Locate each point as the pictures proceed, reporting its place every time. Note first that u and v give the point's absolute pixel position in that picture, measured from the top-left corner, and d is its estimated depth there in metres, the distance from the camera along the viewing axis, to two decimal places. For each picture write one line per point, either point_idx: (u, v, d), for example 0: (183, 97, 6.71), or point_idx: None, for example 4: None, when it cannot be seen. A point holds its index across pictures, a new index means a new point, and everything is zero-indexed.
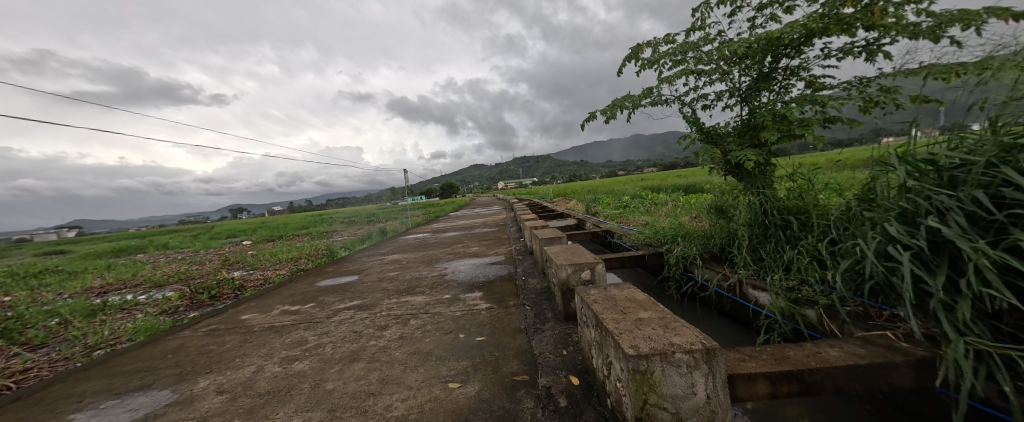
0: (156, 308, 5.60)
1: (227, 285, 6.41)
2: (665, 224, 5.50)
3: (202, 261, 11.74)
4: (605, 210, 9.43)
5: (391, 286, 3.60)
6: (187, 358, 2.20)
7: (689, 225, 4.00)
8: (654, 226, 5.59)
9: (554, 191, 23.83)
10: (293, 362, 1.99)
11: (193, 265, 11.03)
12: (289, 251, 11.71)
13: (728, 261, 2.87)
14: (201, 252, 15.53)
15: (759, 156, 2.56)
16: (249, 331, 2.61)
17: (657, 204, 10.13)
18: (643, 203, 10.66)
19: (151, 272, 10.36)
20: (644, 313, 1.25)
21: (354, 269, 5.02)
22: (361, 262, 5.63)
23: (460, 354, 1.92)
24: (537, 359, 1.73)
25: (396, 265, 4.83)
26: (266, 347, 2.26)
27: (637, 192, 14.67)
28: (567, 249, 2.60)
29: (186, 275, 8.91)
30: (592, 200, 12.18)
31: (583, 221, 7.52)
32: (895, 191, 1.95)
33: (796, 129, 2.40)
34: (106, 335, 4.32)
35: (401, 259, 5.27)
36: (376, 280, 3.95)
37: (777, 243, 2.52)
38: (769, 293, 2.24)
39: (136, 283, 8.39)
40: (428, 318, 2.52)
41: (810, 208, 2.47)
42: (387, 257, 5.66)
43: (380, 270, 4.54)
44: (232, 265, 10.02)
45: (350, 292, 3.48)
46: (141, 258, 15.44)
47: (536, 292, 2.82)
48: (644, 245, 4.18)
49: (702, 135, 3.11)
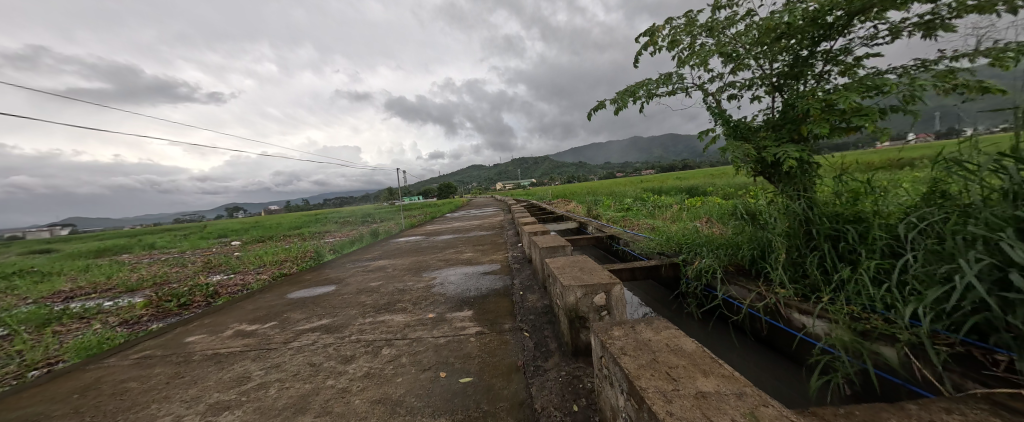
0: (118, 318, 5.09)
1: (200, 292, 5.91)
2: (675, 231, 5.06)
3: (185, 263, 11.19)
4: (607, 213, 9.03)
5: (368, 301, 3.13)
6: (93, 402, 1.74)
7: (708, 232, 3.56)
8: (663, 232, 5.16)
9: (552, 193, 23.35)
10: (220, 412, 1.54)
11: (174, 268, 10.49)
12: (277, 253, 11.21)
13: (759, 276, 2.43)
14: (187, 253, 14.96)
15: (806, 152, 2.09)
16: (187, 360, 2.14)
17: (660, 207, 9.73)
18: (646, 206, 10.28)
19: (128, 274, 9.82)
20: (706, 384, 0.81)
21: (335, 277, 4.56)
22: (344, 268, 5.17)
23: (437, 403, 1.48)
24: (538, 418, 1.30)
25: (380, 274, 4.37)
26: (196, 387, 1.79)
27: (638, 194, 14.30)
28: (574, 262, 2.17)
29: (163, 279, 8.39)
30: (592, 202, 11.79)
31: (585, 224, 7.10)
32: (1000, 197, 1.48)
33: (854, 119, 1.93)
34: (49, 351, 3.82)
35: (387, 266, 4.79)
36: (354, 292, 3.49)
37: (824, 257, 2.06)
38: (822, 322, 1.80)
39: (108, 289, 7.86)
40: (404, 347, 2.07)
41: (867, 216, 2.00)
42: (372, 263, 5.19)
43: (362, 279, 4.07)
44: (215, 268, 9.51)
45: (321, 308, 3.02)
46: (124, 259, 14.86)
47: (536, 313, 2.38)
48: (656, 254, 3.76)
49: (729, 128, 2.65)
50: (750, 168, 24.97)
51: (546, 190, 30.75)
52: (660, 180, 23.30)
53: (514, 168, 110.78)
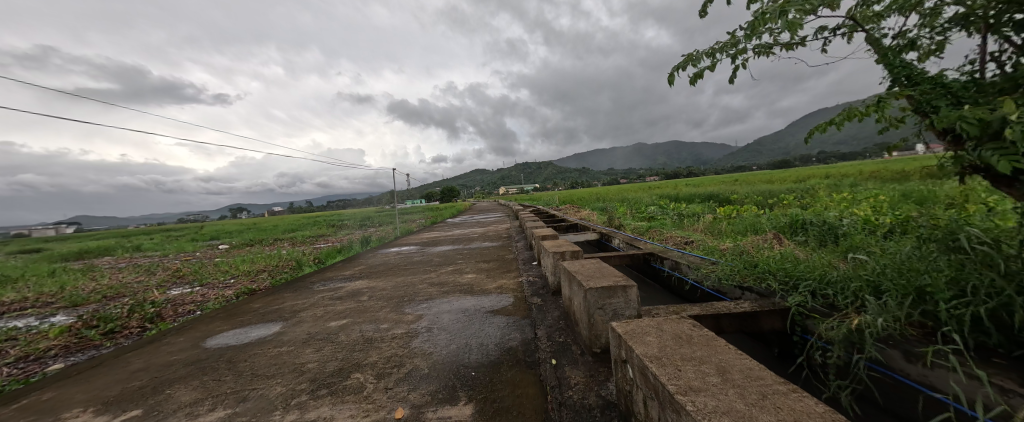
0: (16, 350, 3.93)
1: (138, 315, 4.77)
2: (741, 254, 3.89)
3: (156, 271, 10.09)
4: (629, 223, 7.91)
5: (309, 365, 1.98)
6: None
7: (823, 265, 2.45)
8: (724, 254, 3.97)
9: (559, 198, 22.08)
10: None
11: (141, 276, 9.35)
12: (258, 260, 10.07)
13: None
14: (167, 258, 13.85)
15: None
16: None
17: (687, 216, 8.64)
18: (670, 214, 9.19)
19: (85, 283, 8.64)
20: None
21: (291, 303, 3.41)
22: (309, 289, 4.01)
23: None
24: None
25: (350, 304, 3.23)
26: None
27: (654, 201, 13.23)
28: (689, 346, 1.07)
29: (117, 291, 7.25)
30: (607, 210, 10.69)
31: (609, 236, 5.96)
32: None
33: None
34: None
35: (362, 292, 3.63)
36: (299, 342, 2.34)
37: None
38: None
39: (48, 303, 6.69)
40: None
41: None
42: (347, 285, 4.04)
43: (322, 315, 2.92)
44: (183, 278, 8.36)
45: (232, 379, 1.88)
46: (100, 263, 13.82)
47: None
48: (741, 293, 2.63)
49: (923, 91, 1.54)
50: (769, 175, 23.61)
51: (553, 196, 29.42)
52: (674, 188, 22.02)
53: (517, 173, 109.65)
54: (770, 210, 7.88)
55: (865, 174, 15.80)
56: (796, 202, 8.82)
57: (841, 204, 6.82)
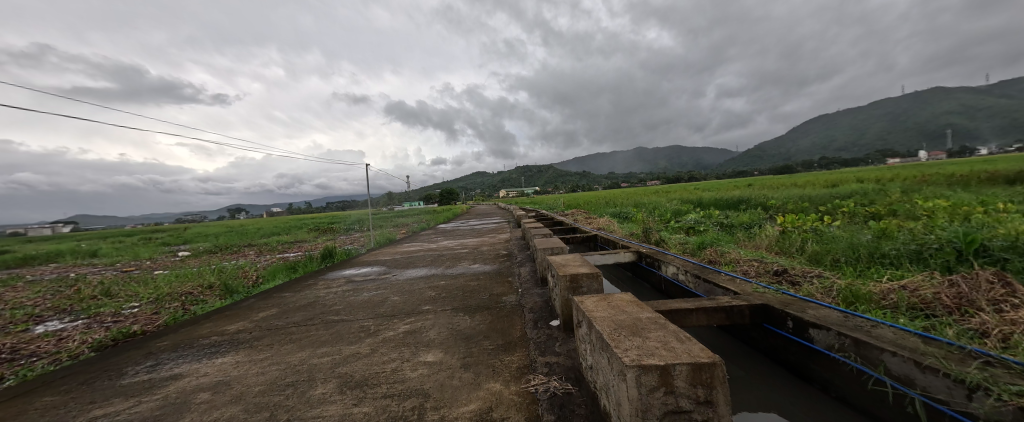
0: None
1: None
2: (972, 333, 1.94)
3: (67, 289, 8.05)
4: (667, 236, 5.99)
5: None
6: None
7: None
8: (929, 328, 2.03)
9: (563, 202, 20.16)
10: None
11: (38, 297, 7.32)
12: (195, 276, 8.05)
13: None
14: (108, 268, 11.82)
15: None
16: None
17: (736, 229, 6.74)
18: (710, 224, 7.30)
19: None
20: None
21: None
22: (111, 381, 2.02)
23: None
24: None
25: None
26: None
27: (676, 206, 11.37)
28: None
29: None
30: (629, 218, 8.74)
31: (656, 260, 4.03)
32: None
33: None
34: None
35: (180, 413, 1.63)
36: None
37: None
38: None
39: None
40: None
41: None
42: (186, 374, 2.04)
43: None
44: (79, 304, 6.33)
45: None
46: (31, 272, 11.82)
47: None
48: None
49: None
50: (788, 180, 21.83)
51: (554, 200, 27.51)
52: (689, 192, 20.06)
53: (517, 176, 107.86)
54: (853, 224, 5.96)
55: (910, 179, 14.02)
56: (872, 212, 6.94)
57: (969, 215, 4.92)
